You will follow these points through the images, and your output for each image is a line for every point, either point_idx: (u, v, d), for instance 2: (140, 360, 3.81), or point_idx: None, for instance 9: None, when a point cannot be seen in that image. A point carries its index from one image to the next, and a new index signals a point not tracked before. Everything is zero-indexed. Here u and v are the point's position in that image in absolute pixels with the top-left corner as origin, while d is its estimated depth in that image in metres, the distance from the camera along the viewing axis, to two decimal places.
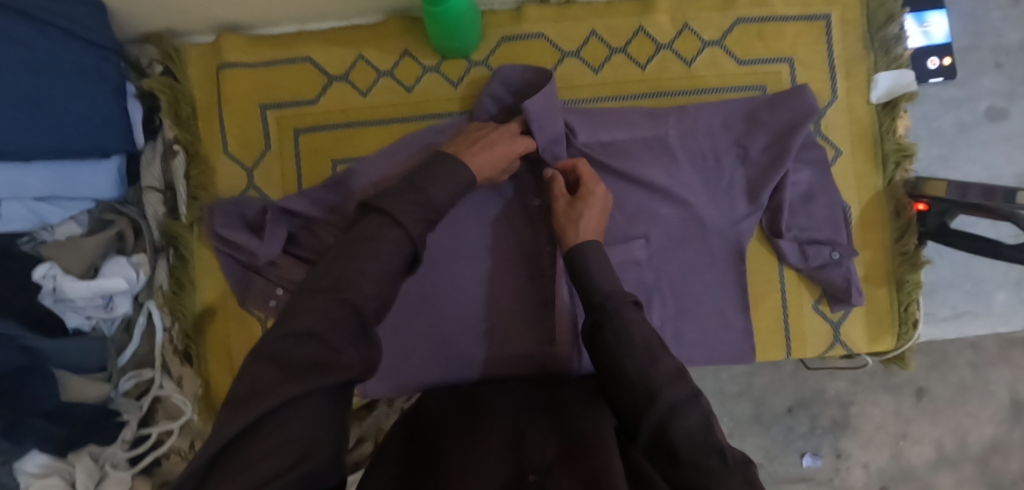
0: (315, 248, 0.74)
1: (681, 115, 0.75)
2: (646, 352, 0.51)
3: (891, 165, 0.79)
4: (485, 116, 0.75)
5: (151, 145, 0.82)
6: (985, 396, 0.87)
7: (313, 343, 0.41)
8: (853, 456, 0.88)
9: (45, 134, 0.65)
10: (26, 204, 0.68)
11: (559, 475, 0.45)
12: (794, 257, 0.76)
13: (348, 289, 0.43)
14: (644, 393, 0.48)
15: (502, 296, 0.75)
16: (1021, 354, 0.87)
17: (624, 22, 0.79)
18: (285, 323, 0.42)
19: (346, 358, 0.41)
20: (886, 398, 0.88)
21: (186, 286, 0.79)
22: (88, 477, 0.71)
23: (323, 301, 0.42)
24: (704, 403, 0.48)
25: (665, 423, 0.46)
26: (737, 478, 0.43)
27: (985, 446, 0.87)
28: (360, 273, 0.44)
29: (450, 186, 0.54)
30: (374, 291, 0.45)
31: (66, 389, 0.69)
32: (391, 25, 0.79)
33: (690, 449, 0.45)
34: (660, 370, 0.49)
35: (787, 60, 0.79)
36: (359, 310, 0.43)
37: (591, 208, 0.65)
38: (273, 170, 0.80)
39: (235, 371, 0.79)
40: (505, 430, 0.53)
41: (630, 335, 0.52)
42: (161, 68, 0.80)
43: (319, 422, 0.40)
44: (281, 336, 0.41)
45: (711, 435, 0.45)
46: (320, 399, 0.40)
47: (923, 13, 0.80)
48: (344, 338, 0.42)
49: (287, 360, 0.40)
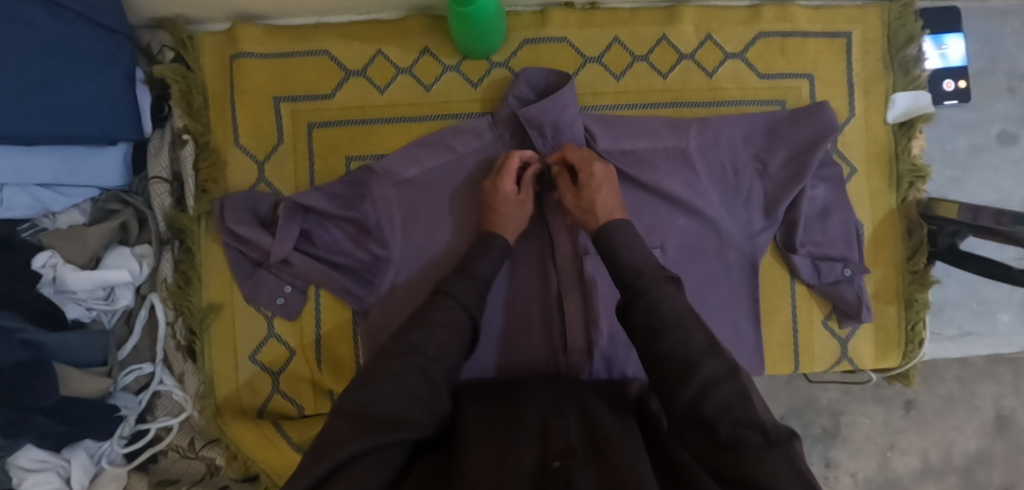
0: (330, 246, 0.74)
1: (702, 126, 0.74)
2: (676, 327, 0.51)
3: (905, 185, 0.80)
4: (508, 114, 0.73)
5: (159, 134, 0.79)
6: (971, 410, 0.89)
7: (388, 401, 0.46)
8: (842, 465, 0.89)
9: (47, 119, 0.62)
10: (27, 191, 0.66)
11: (583, 463, 0.45)
12: (807, 272, 0.77)
13: (417, 354, 0.51)
14: (681, 366, 0.48)
15: (519, 302, 0.74)
16: (1008, 371, 0.89)
17: (649, 30, 0.79)
18: (368, 387, 0.48)
19: (416, 415, 0.46)
20: (876, 409, 0.90)
21: (193, 280, 0.77)
22: (83, 475, 0.70)
23: (404, 365, 0.49)
24: (742, 380, 0.47)
25: (700, 396, 0.46)
26: (778, 457, 0.41)
27: (970, 459, 0.89)
28: (425, 340, 0.52)
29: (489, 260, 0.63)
30: (445, 363, 0.52)
31: (66, 384, 0.67)
32: (414, 22, 0.78)
33: (727, 425, 0.44)
34: (693, 344, 0.50)
35: (808, 76, 0.80)
36: (428, 369, 0.50)
37: (601, 189, 0.66)
38: (286, 165, 0.78)
39: (240, 368, 0.77)
40: (537, 414, 0.53)
41: (660, 310, 0.53)
42: (172, 55, 0.77)
43: (386, 472, 0.43)
44: (361, 395, 0.47)
45: (748, 410, 0.45)
46: (395, 454, 0.44)
47: (941, 36, 0.81)
48: (416, 402, 0.47)
49: (359, 418, 0.45)
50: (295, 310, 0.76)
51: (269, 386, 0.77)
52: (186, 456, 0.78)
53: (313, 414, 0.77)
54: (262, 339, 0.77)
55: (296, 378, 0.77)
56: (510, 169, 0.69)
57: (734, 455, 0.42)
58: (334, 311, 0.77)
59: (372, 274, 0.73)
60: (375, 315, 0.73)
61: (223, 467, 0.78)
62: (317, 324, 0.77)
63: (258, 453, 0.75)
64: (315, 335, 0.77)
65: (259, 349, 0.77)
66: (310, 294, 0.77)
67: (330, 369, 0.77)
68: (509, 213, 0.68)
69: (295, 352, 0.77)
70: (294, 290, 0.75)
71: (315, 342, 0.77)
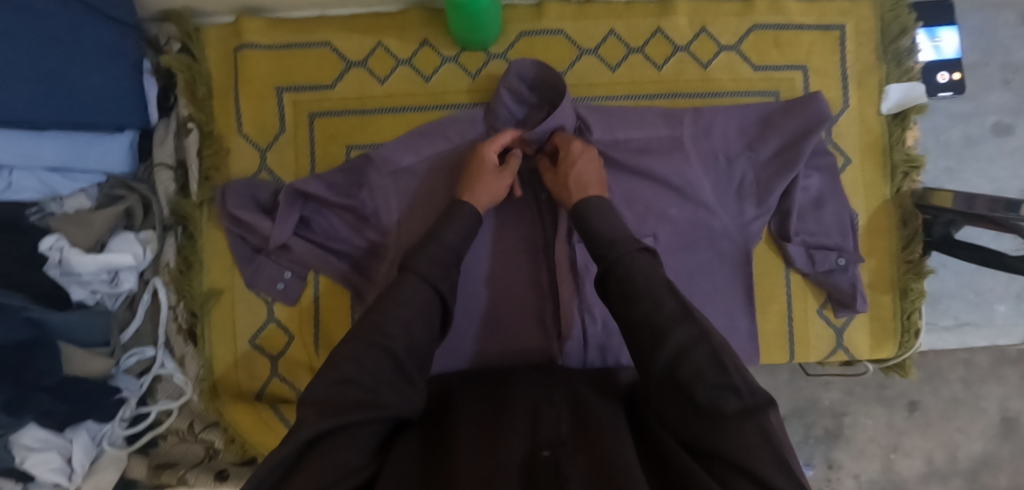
0: (328, 232, 0.75)
1: (696, 116, 0.75)
2: (646, 296, 0.51)
3: (900, 175, 0.80)
4: (508, 118, 0.75)
5: (164, 123, 0.81)
6: (976, 412, 0.88)
7: (351, 388, 0.46)
8: (845, 466, 0.89)
9: (59, 104, 0.64)
10: (36, 174, 0.70)
11: (572, 452, 0.45)
12: (801, 261, 0.77)
13: (376, 332, 0.50)
14: (651, 336, 0.49)
15: (515, 288, 0.75)
16: (1013, 372, 0.88)
17: (643, 23, 0.80)
18: (330, 373, 0.47)
19: (385, 398, 0.46)
20: (879, 410, 0.89)
21: (195, 265, 0.78)
22: (84, 455, 0.71)
23: (360, 347, 0.48)
24: (713, 341, 0.47)
25: (675, 364, 0.46)
26: (750, 427, 0.42)
27: (975, 462, 0.88)
28: (385, 319, 0.51)
29: (455, 227, 0.62)
30: (407, 340, 0.51)
31: (70, 363, 0.68)
32: (413, 15, 0.80)
33: (705, 390, 0.44)
34: (664, 311, 0.50)
35: (801, 68, 0.80)
36: (389, 350, 0.49)
37: (578, 162, 0.68)
38: (287, 153, 0.79)
39: (239, 353, 0.78)
40: (526, 402, 0.52)
41: (632, 280, 0.53)
42: (179, 47, 0.80)
43: (361, 448, 0.44)
44: (320, 386, 0.46)
45: (722, 374, 0.44)
46: (365, 434, 0.44)
47: (934, 28, 0.82)
48: (383, 383, 0.47)
49: (331, 403, 0.45)
50: (294, 295, 0.77)
51: (268, 370, 0.78)
52: (185, 440, 0.80)
53: None
54: (261, 323, 0.78)
55: (294, 363, 0.78)
56: (494, 141, 0.70)
57: (709, 424, 0.43)
58: (334, 297, 0.78)
59: (370, 262, 0.74)
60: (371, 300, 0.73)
61: (221, 451, 0.79)
62: (315, 309, 0.78)
63: (256, 436, 0.77)
64: (313, 320, 0.78)
65: (258, 333, 0.78)
66: (309, 280, 0.78)
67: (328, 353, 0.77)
68: (483, 174, 0.69)
69: (293, 336, 0.78)
70: (294, 276, 0.76)
71: (313, 326, 0.78)
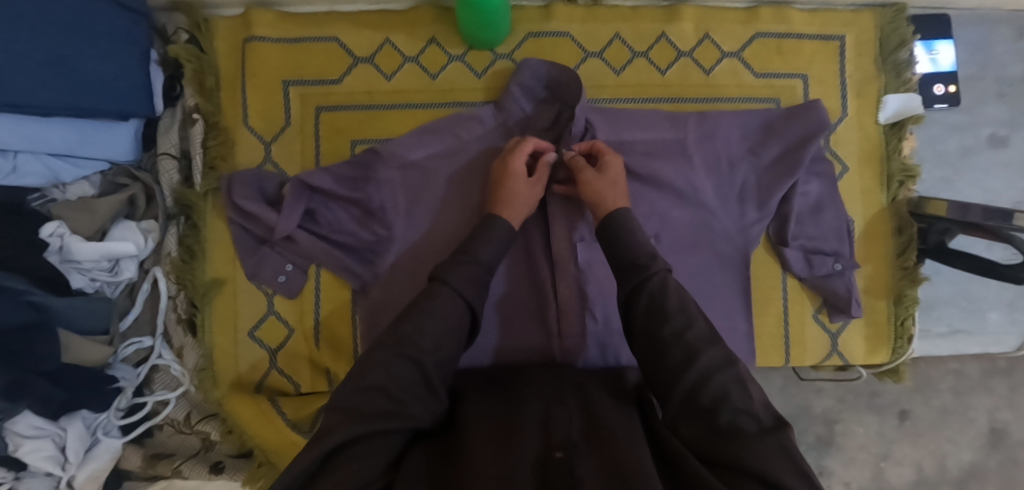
0: (333, 226, 0.75)
1: (700, 120, 0.76)
2: (680, 313, 0.53)
3: (896, 183, 0.82)
4: (519, 112, 0.77)
5: (170, 113, 0.81)
6: (965, 422, 0.89)
7: (379, 396, 0.47)
8: (836, 474, 0.89)
9: (69, 90, 0.65)
10: (40, 158, 0.69)
11: (584, 452, 0.46)
12: (799, 265, 0.78)
13: (407, 344, 0.51)
14: (683, 353, 0.50)
15: (517, 285, 0.76)
16: (1001, 382, 0.90)
17: (649, 27, 0.81)
18: (359, 381, 0.48)
19: (413, 410, 0.48)
20: (870, 418, 0.90)
21: (198, 255, 0.78)
22: (79, 444, 0.70)
23: (390, 357, 0.49)
24: (738, 367, 0.49)
25: (697, 387, 0.48)
26: (772, 444, 0.42)
27: (964, 472, 0.89)
28: (418, 332, 0.51)
29: (489, 242, 0.61)
30: (437, 354, 0.51)
31: (68, 351, 0.67)
32: (422, 13, 0.80)
33: (727, 413, 0.46)
34: (697, 332, 0.51)
35: (802, 76, 0.82)
36: (418, 362, 0.50)
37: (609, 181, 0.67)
38: (294, 146, 0.80)
39: (240, 344, 0.78)
40: (538, 402, 0.52)
41: (666, 298, 0.54)
42: (186, 37, 0.80)
43: (384, 455, 0.45)
44: (348, 393, 0.47)
45: (745, 397, 0.47)
46: (389, 442, 0.45)
47: (932, 41, 0.84)
48: (410, 393, 0.48)
49: (359, 411, 0.46)
50: (296, 287, 0.77)
51: (268, 363, 0.78)
52: (181, 431, 0.79)
53: (310, 391, 0.78)
54: (262, 315, 0.78)
55: (294, 355, 0.78)
56: (519, 150, 0.70)
57: (724, 441, 0.44)
58: (335, 290, 0.78)
59: (375, 257, 0.74)
60: (375, 295, 0.74)
61: (218, 442, 0.79)
62: (317, 302, 0.78)
63: (254, 427, 0.75)
64: (314, 314, 0.78)
65: (259, 325, 0.78)
66: (311, 273, 0.78)
67: (328, 348, 0.78)
68: (511, 180, 0.69)
69: (294, 330, 0.78)
70: (296, 268, 0.76)
71: (314, 321, 0.78)
